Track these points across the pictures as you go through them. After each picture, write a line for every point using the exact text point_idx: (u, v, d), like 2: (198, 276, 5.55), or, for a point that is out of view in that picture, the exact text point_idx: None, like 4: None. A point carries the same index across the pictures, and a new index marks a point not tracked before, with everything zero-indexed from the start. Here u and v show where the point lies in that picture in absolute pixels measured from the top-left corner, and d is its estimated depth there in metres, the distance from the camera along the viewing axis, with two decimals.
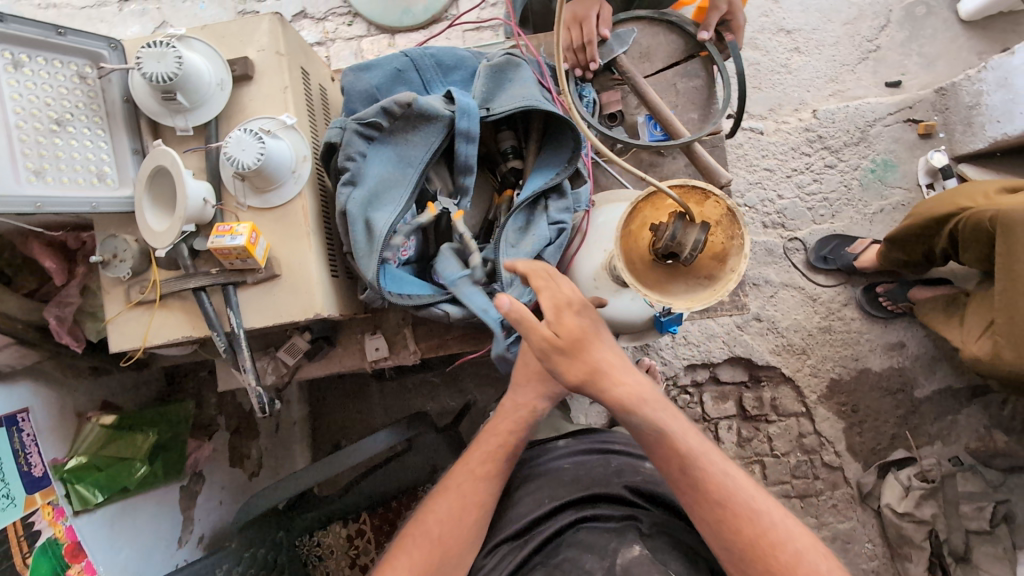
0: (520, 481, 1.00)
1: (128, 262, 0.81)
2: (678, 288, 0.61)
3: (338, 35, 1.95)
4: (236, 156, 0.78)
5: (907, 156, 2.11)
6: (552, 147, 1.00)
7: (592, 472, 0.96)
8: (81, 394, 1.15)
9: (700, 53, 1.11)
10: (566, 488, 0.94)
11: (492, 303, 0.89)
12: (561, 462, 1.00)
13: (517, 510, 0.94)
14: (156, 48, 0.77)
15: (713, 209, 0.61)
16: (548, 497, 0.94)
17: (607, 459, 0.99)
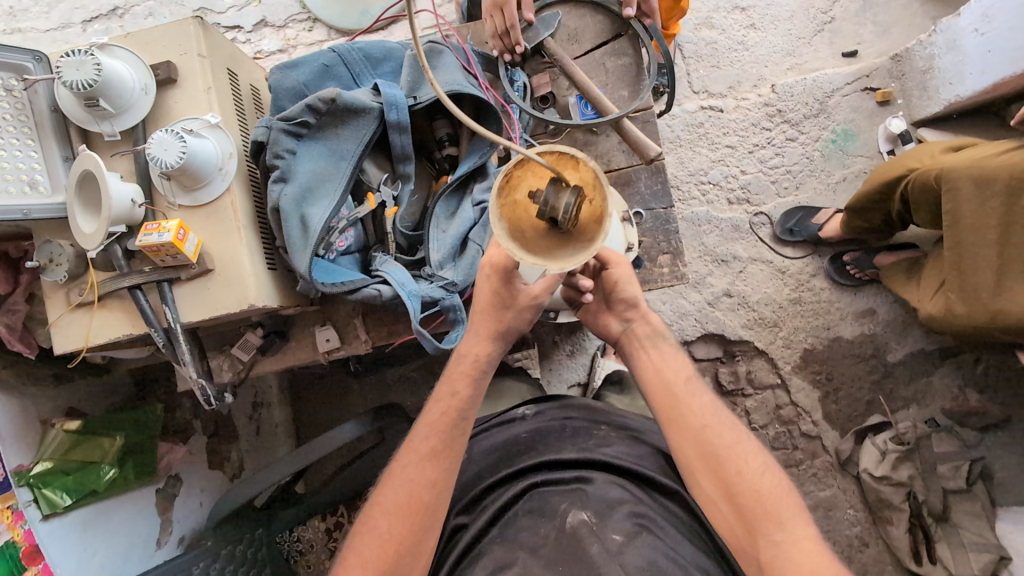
0: (481, 451, 1.06)
1: (64, 266, 0.84)
2: (564, 252, 0.63)
3: (298, 41, 1.97)
4: (158, 156, 0.81)
5: (866, 125, 2.13)
6: (480, 134, 1.04)
7: (547, 438, 1.04)
8: (46, 402, 1.19)
9: (627, 32, 1.12)
10: (519, 457, 1.02)
11: (408, 276, 0.94)
12: (518, 431, 1.07)
13: (477, 476, 1.03)
14: (76, 56, 0.79)
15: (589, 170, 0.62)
16: (504, 466, 1.01)
17: (563, 425, 1.07)
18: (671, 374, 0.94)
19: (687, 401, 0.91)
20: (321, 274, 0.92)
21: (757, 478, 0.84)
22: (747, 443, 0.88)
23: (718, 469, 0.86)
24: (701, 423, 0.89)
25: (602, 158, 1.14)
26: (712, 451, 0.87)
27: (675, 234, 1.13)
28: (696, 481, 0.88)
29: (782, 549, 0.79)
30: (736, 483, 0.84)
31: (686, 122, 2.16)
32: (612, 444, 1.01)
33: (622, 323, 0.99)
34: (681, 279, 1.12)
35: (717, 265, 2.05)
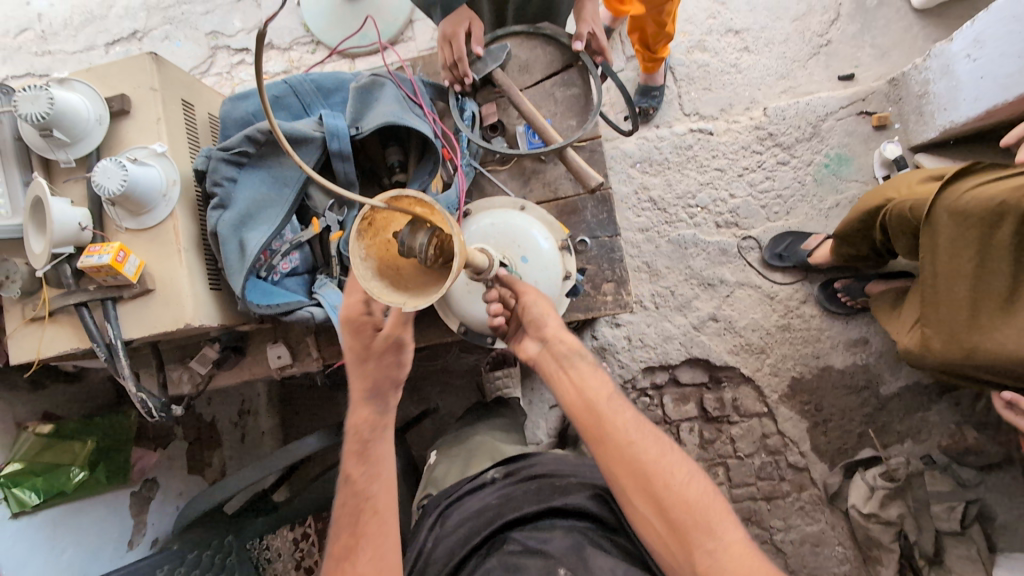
0: (453, 522, 1.04)
1: (18, 283, 0.90)
2: (432, 288, 0.65)
3: (299, 63, 2.07)
4: (102, 184, 0.86)
5: (861, 149, 2.08)
6: (425, 162, 1.08)
7: (514, 498, 1.03)
8: (21, 407, 1.27)
9: (577, 62, 1.14)
10: (488, 522, 1.00)
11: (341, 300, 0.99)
12: (488, 497, 1.07)
13: (449, 543, 1.00)
14: (32, 92, 0.86)
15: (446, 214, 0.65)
16: (475, 535, 0.98)
17: (528, 486, 1.06)
18: (592, 393, 0.91)
19: (611, 419, 0.88)
20: (257, 295, 0.96)
21: (686, 489, 0.82)
22: (673, 454, 0.86)
23: (646, 484, 0.83)
24: (625, 439, 0.86)
25: (550, 186, 1.16)
26: (645, 470, 0.84)
27: (620, 263, 1.13)
28: (628, 498, 0.85)
29: (715, 558, 0.76)
30: (665, 498, 0.82)
31: (676, 144, 2.14)
32: (567, 495, 1.01)
33: (539, 343, 0.96)
34: (625, 307, 1.12)
35: (704, 289, 2.00)
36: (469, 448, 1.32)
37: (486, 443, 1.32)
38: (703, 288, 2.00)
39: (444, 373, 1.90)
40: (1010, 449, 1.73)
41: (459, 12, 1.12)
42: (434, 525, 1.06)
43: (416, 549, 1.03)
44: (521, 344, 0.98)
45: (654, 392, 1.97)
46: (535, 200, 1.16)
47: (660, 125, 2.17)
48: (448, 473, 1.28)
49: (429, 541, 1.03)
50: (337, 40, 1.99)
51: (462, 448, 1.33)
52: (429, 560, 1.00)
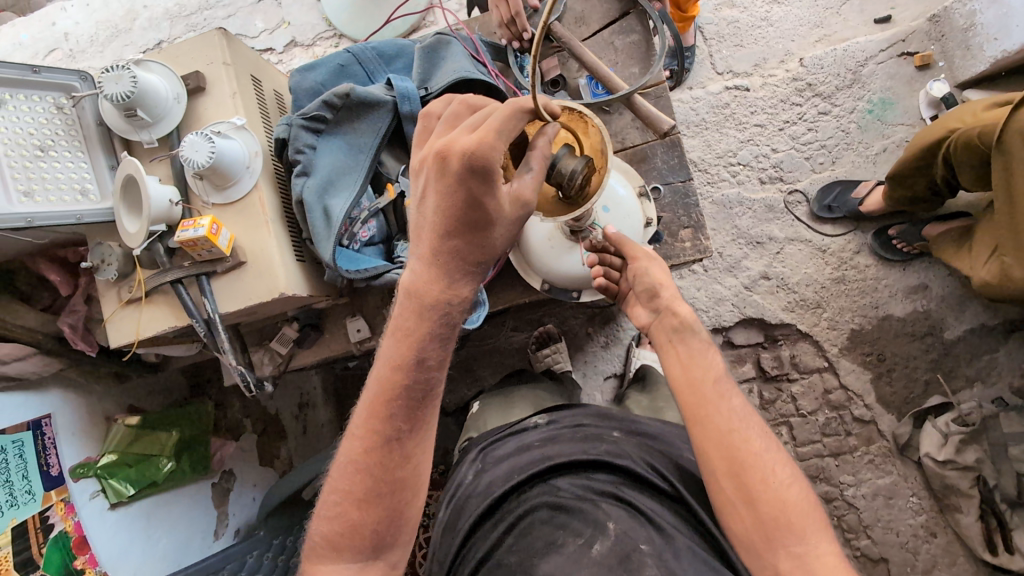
0: (495, 458, 1.00)
1: (114, 265, 0.91)
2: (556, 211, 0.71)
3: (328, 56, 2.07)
4: (191, 158, 0.86)
5: (905, 91, 2.03)
6: None
7: (558, 443, 0.97)
8: (108, 400, 1.27)
9: (634, 9, 1.13)
10: (534, 462, 0.93)
11: None
12: (529, 438, 1.01)
13: (487, 486, 0.95)
14: (115, 71, 0.86)
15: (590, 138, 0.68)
16: (517, 474, 0.92)
17: (575, 432, 0.98)
18: (698, 371, 0.84)
19: (714, 401, 0.81)
20: (346, 262, 0.95)
21: (783, 490, 0.75)
22: (776, 453, 0.78)
23: (740, 474, 0.76)
24: (727, 425, 0.79)
25: (617, 136, 1.14)
26: (741, 457, 0.77)
27: (696, 208, 1.11)
28: (717, 487, 0.77)
29: (804, 564, 0.70)
30: (759, 494, 0.74)
31: (711, 104, 2.11)
32: (617, 448, 0.92)
33: (651, 313, 0.92)
34: (704, 252, 1.10)
35: (753, 247, 1.96)
36: (510, 397, 1.30)
37: (530, 397, 1.29)
38: (753, 247, 1.95)
39: (496, 352, 1.88)
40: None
41: None
42: (476, 460, 1.04)
43: (458, 481, 1.02)
44: (631, 311, 0.95)
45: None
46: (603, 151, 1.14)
47: (693, 86, 2.13)
48: (488, 418, 1.26)
49: (470, 472, 1.02)
50: (389, 12, 1.91)
51: (504, 398, 1.31)
52: (467, 491, 0.97)
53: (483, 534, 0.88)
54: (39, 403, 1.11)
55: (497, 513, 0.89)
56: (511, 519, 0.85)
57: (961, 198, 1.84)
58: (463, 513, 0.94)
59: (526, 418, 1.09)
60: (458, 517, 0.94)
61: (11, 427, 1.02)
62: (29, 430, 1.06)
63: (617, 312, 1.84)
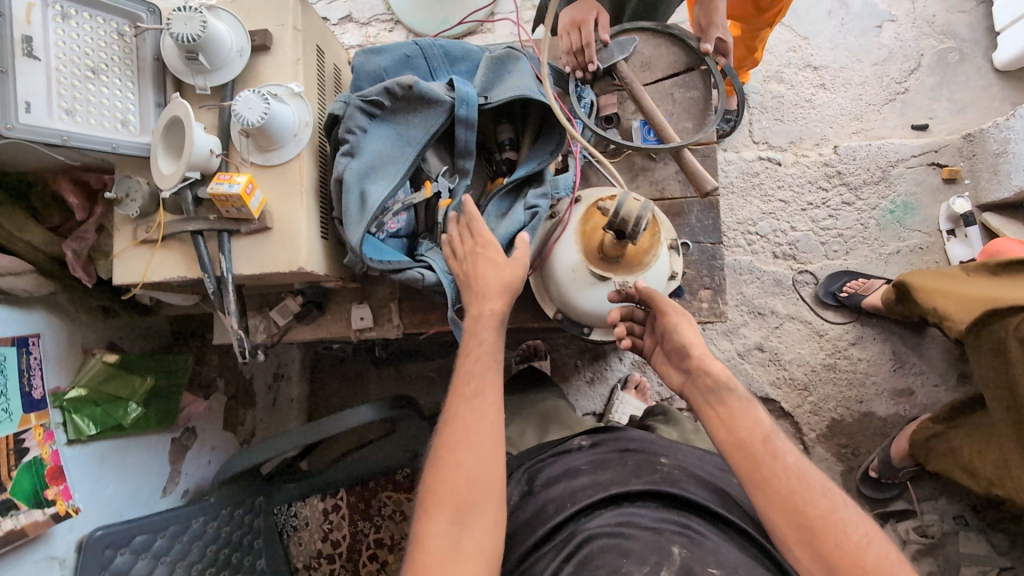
0: (545, 483, 1.01)
1: (138, 202, 0.89)
2: None
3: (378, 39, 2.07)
4: (241, 114, 0.85)
5: (929, 200, 2.08)
6: (541, 140, 1.08)
7: (609, 468, 0.98)
8: (91, 332, 1.22)
9: (700, 66, 1.15)
10: (585, 489, 0.93)
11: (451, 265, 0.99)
12: (577, 463, 1.03)
13: (542, 511, 0.94)
14: (186, 12, 0.85)
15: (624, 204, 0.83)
16: (571, 502, 0.92)
17: (625, 461, 0.99)
18: (745, 433, 0.82)
19: (770, 463, 0.79)
20: (370, 250, 0.94)
21: (862, 552, 0.73)
22: (847, 506, 0.77)
23: (815, 541, 0.74)
24: (789, 488, 0.77)
25: (658, 185, 1.15)
26: (811, 520, 0.75)
27: (720, 271, 1.12)
28: (791, 549, 0.76)
29: None
30: (833, 557, 0.73)
31: (742, 170, 2.14)
32: (674, 479, 0.93)
33: (685, 374, 0.93)
34: (719, 317, 1.10)
35: (754, 317, 1.97)
36: (546, 412, 1.37)
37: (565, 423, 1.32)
38: (752, 316, 1.97)
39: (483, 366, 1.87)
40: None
41: (587, 1, 1.14)
42: (524, 480, 1.06)
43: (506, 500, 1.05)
44: (664, 372, 0.97)
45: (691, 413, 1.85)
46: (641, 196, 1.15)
47: (728, 149, 2.17)
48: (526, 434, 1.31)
49: (518, 491, 1.04)
50: (462, 14, 1.96)
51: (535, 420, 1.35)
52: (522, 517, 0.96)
53: (544, 553, 0.86)
54: (25, 321, 1.06)
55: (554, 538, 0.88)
56: (573, 538, 0.84)
57: None
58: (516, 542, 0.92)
59: (569, 440, 1.13)
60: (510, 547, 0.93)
61: None
62: (13, 346, 1.02)
63: (610, 350, 1.84)
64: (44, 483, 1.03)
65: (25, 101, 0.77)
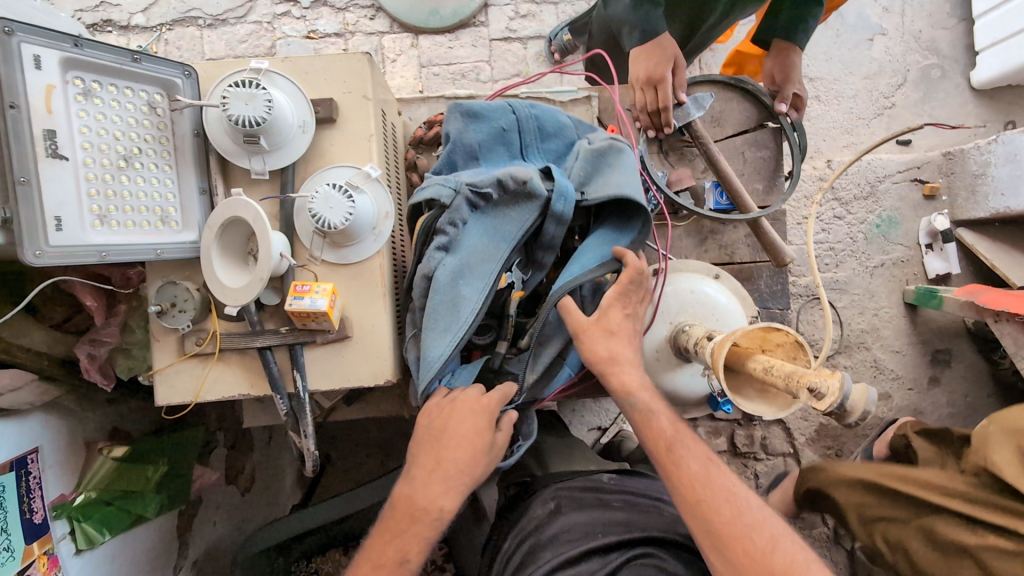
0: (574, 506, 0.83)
1: (188, 313, 0.74)
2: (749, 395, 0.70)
3: (359, 28, 1.69)
4: (323, 214, 0.73)
5: (910, 215, 1.91)
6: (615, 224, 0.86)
7: (648, 509, 0.83)
8: (91, 422, 1.05)
9: (772, 124, 1.11)
10: (620, 527, 0.78)
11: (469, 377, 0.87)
12: (607, 493, 0.85)
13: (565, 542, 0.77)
14: (244, 88, 0.70)
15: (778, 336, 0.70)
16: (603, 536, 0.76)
17: (660, 511, 0.84)
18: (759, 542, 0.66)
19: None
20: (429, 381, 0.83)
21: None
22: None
23: None
24: None
25: (727, 249, 1.12)
26: None
27: None
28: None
29: None
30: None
31: None
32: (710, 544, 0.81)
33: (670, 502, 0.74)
34: None
35: None
36: None
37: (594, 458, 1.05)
38: None
39: None
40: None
41: (661, 46, 1.03)
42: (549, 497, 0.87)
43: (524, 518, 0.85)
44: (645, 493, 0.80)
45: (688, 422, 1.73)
46: (710, 261, 1.12)
47: None
48: None
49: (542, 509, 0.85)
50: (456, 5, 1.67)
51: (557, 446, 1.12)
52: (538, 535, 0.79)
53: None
54: (23, 435, 0.88)
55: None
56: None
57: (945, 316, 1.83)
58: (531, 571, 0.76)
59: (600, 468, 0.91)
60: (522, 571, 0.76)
61: None
62: (12, 472, 0.85)
63: None
64: None
65: (54, 216, 0.63)
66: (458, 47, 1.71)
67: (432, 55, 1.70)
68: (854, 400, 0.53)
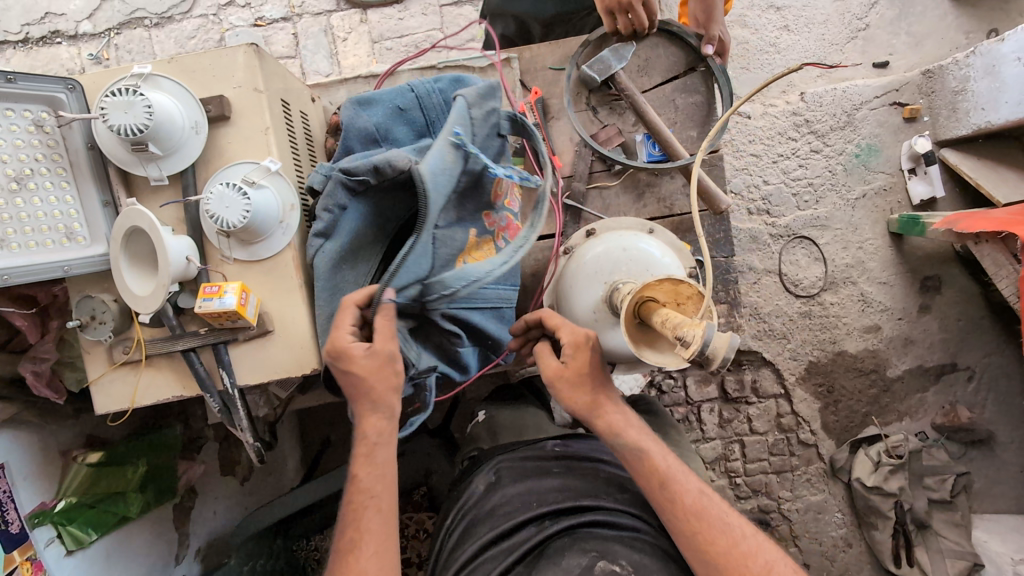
0: (511, 480, 0.94)
1: (109, 323, 0.77)
2: (661, 347, 0.72)
3: (306, 10, 1.64)
4: (220, 214, 0.73)
5: (891, 141, 1.80)
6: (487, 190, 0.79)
7: (576, 473, 0.93)
8: (65, 432, 1.10)
9: (701, 67, 1.07)
10: (553, 494, 0.89)
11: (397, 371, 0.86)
12: (548, 462, 0.96)
13: (505, 508, 0.89)
14: (122, 97, 0.70)
15: (686, 289, 0.71)
16: (535, 505, 0.88)
17: (596, 473, 0.93)
18: (677, 486, 0.75)
19: (715, 519, 0.72)
20: None
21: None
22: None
23: None
24: (727, 541, 0.71)
25: (665, 201, 1.10)
26: None
27: (734, 284, 1.13)
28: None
29: None
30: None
31: None
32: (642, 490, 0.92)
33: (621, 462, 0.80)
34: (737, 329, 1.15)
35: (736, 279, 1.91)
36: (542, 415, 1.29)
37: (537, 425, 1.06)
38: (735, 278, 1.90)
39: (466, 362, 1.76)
40: (994, 423, 1.72)
41: None
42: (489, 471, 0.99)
43: (468, 493, 0.97)
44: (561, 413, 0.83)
45: (675, 372, 1.71)
46: (649, 216, 1.09)
47: None
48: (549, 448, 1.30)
49: (482, 483, 0.97)
50: None
51: (516, 416, 1.16)
52: (477, 510, 0.92)
53: (491, 557, 0.83)
54: None
55: (509, 539, 0.84)
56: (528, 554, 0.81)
57: (929, 241, 1.75)
58: (472, 534, 0.89)
59: (541, 441, 1.02)
60: (468, 535, 0.89)
61: None
62: None
63: None
64: None
65: None
66: (408, 17, 1.64)
67: (382, 28, 1.64)
68: (710, 349, 0.53)
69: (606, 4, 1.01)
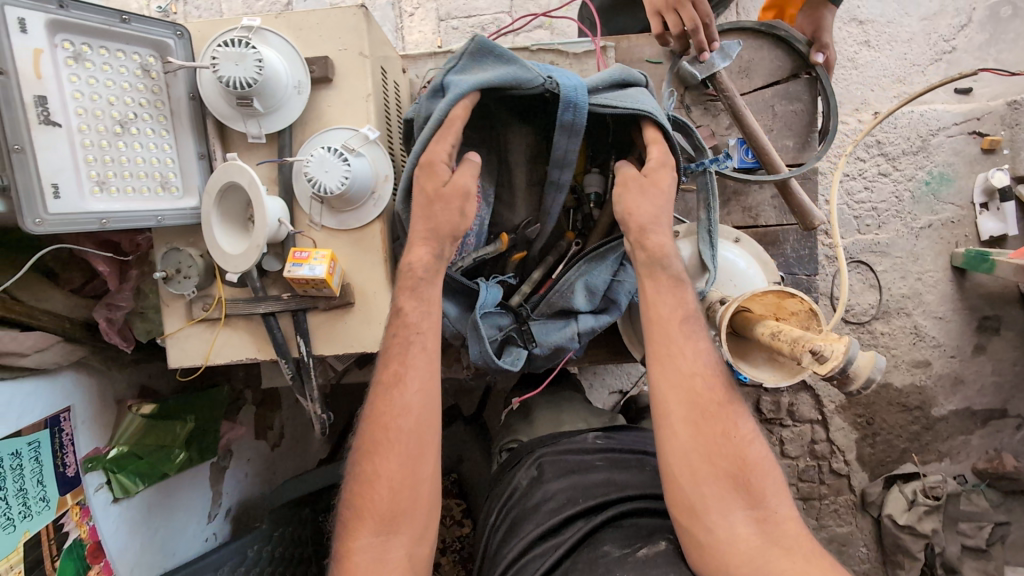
0: (551, 472, 0.83)
1: (193, 279, 0.75)
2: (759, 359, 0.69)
3: None
4: (318, 178, 0.72)
5: (965, 171, 1.70)
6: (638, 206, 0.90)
7: (622, 467, 0.83)
8: (121, 381, 1.10)
9: (806, 74, 1.02)
10: (601, 488, 0.78)
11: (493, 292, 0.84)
12: (590, 454, 0.85)
13: (546, 504, 0.78)
14: (234, 48, 0.68)
15: (793, 303, 0.67)
16: (580, 498, 0.77)
17: (642, 466, 0.84)
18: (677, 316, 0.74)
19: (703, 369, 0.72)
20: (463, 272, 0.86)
21: (737, 547, 0.63)
22: (780, 487, 0.68)
23: (716, 448, 0.68)
24: (715, 399, 0.70)
25: (752, 211, 1.06)
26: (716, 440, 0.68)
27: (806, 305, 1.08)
28: (677, 491, 0.68)
29: (753, 526, 0.65)
30: (711, 527, 0.65)
31: None
32: None
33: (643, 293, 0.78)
34: None
35: None
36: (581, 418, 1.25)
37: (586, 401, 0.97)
38: None
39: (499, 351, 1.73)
40: None
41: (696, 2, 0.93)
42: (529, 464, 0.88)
43: (512, 487, 0.87)
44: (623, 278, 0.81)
45: None
46: (732, 224, 1.06)
47: None
48: None
49: (523, 478, 0.87)
50: None
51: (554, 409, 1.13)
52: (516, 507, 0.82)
53: (539, 553, 0.72)
54: (58, 392, 0.93)
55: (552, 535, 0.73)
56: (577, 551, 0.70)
57: (995, 280, 1.67)
58: (515, 531, 0.78)
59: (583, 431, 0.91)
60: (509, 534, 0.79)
61: (27, 427, 0.85)
62: (46, 428, 0.89)
63: None
64: (87, 564, 0.93)
65: (51, 184, 0.64)
66: None
67: (449, 6, 1.59)
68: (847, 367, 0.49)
69: (654, 4, 0.97)
